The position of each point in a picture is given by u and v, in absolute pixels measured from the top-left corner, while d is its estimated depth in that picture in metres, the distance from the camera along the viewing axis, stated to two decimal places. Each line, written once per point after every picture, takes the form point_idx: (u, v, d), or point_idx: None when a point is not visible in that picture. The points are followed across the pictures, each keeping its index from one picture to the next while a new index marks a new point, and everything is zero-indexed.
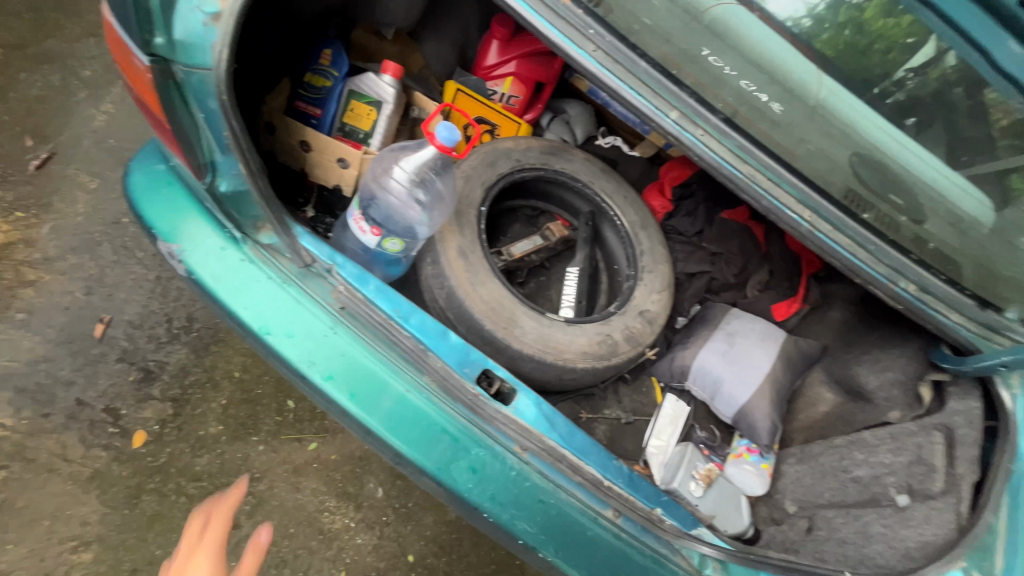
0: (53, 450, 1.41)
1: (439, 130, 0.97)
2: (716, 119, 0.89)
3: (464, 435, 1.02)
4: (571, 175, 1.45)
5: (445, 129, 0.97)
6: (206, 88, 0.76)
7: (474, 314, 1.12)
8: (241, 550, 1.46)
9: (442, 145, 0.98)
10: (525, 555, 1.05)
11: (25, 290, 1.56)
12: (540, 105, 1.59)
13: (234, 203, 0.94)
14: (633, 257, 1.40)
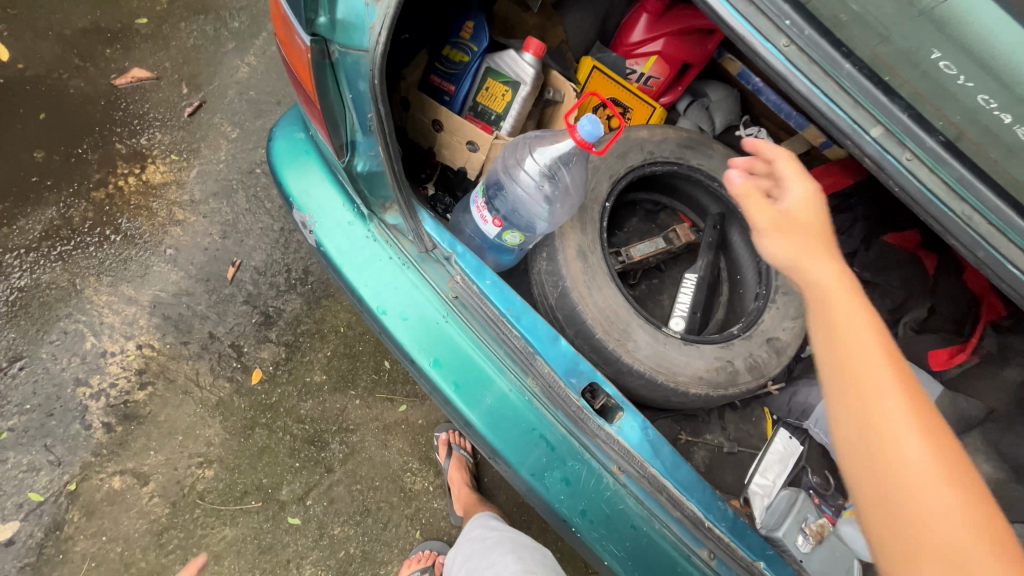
0: (188, 375, 1.59)
1: (582, 124, 0.88)
2: (931, 141, 0.71)
3: (561, 445, 0.99)
4: (708, 174, 1.31)
5: (588, 122, 0.88)
6: (360, 70, 0.74)
7: (587, 320, 1.06)
8: (332, 493, 1.57)
9: (581, 141, 0.89)
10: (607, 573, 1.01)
11: (174, 227, 1.73)
12: (679, 87, 1.45)
13: (368, 181, 0.94)
14: (766, 273, 1.24)
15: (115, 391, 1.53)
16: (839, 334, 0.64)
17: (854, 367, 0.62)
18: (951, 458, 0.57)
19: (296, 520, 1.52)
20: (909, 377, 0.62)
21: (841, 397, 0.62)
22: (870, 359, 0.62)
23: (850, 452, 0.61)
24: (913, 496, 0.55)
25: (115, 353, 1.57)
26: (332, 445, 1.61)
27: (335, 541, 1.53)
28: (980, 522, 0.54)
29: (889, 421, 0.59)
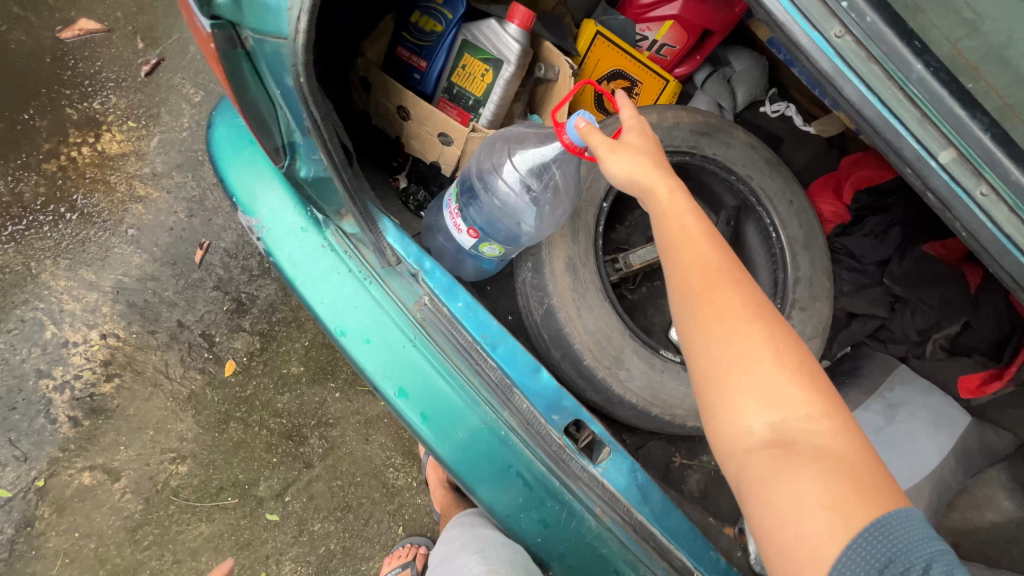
0: (157, 366, 1.50)
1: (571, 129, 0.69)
2: (1017, 170, 0.55)
3: (540, 484, 0.89)
4: (725, 165, 1.12)
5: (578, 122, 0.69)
6: (281, 62, 0.57)
7: (575, 344, 0.94)
8: (312, 489, 1.52)
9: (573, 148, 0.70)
10: None
11: (135, 205, 1.59)
12: (698, 57, 1.25)
13: (316, 189, 0.78)
14: (783, 285, 1.10)
15: (80, 383, 1.46)
16: (664, 207, 0.62)
17: (679, 239, 0.60)
18: (767, 315, 0.57)
19: (274, 517, 1.48)
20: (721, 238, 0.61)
21: (673, 272, 0.59)
22: (692, 232, 0.60)
23: (688, 330, 0.58)
24: (736, 353, 0.54)
25: (78, 343, 1.48)
26: (311, 440, 1.54)
27: (315, 537, 1.50)
28: (793, 362, 0.54)
29: (708, 287, 0.57)
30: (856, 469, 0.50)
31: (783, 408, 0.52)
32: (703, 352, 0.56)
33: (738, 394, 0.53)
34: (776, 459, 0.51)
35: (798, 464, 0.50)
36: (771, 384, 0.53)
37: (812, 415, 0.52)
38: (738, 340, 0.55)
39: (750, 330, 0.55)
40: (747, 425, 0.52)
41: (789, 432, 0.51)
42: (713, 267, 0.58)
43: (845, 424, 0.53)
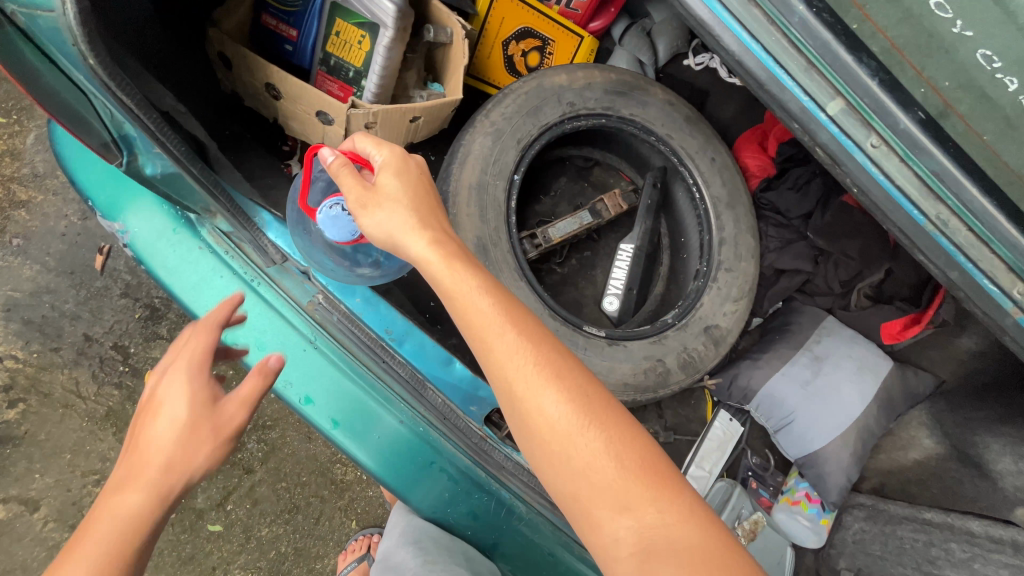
0: (67, 386, 1.38)
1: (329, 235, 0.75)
2: (903, 118, 0.52)
3: (465, 478, 0.86)
4: (643, 126, 1.06)
5: (328, 231, 0.73)
6: (65, 43, 0.48)
7: None
8: (255, 495, 1.46)
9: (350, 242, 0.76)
10: None
11: (17, 211, 1.43)
12: (613, 10, 1.19)
13: (170, 187, 0.69)
14: (707, 247, 1.07)
15: None
16: (464, 307, 0.55)
17: (488, 340, 0.54)
18: (595, 407, 0.53)
19: (217, 527, 1.43)
20: (535, 324, 0.56)
21: (496, 382, 0.54)
22: (499, 332, 0.54)
23: (527, 445, 0.54)
24: (577, 466, 0.51)
25: None
26: (249, 445, 1.46)
27: (263, 542, 1.45)
28: (634, 459, 0.51)
29: (530, 393, 0.52)
30: (714, 556, 0.48)
31: (635, 513, 0.49)
32: (550, 467, 0.52)
33: (592, 506, 0.50)
34: (641, 567, 0.47)
35: (660, 569, 0.46)
36: (616, 488, 0.50)
37: (661, 508, 0.49)
38: (573, 448, 0.51)
39: (580, 435, 0.51)
40: (607, 533, 0.49)
41: (648, 536, 0.48)
42: (533, 368, 0.53)
43: (698, 512, 0.50)
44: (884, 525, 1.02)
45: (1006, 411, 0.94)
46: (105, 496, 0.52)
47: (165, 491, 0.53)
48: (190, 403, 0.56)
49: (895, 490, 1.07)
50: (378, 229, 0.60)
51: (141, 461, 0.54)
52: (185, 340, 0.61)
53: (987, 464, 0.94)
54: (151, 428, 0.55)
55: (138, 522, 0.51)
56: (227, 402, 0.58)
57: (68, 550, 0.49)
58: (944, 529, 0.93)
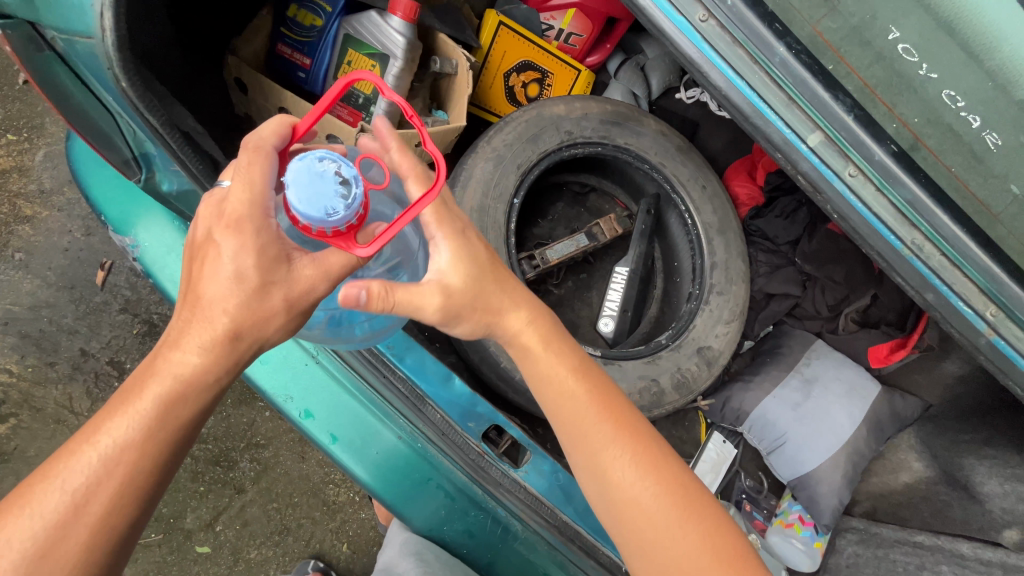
0: (60, 402, 1.38)
1: (291, 203, 0.48)
2: (879, 152, 0.56)
3: (461, 495, 0.86)
4: (638, 155, 1.11)
5: (297, 190, 0.47)
6: (99, 66, 0.51)
7: (490, 347, 0.92)
8: (246, 515, 1.44)
9: (315, 231, 0.50)
10: None
11: (21, 226, 1.45)
12: (608, 46, 1.25)
13: (186, 204, 0.72)
14: (699, 271, 1.11)
15: None
16: (558, 398, 0.60)
17: (584, 428, 0.59)
18: (678, 490, 0.59)
19: (205, 549, 1.41)
20: (624, 409, 0.61)
21: (589, 467, 0.60)
22: (594, 424, 0.59)
23: (617, 525, 0.59)
24: (669, 553, 0.56)
25: None
26: (241, 464, 1.45)
27: (252, 564, 1.43)
28: (718, 546, 0.57)
29: (625, 482, 0.58)
30: None
31: None
32: (642, 549, 0.57)
33: None
34: None
35: None
36: None
37: None
38: (666, 535, 0.57)
39: (671, 524, 0.57)
40: None
41: None
42: (628, 459, 0.59)
43: None
44: (877, 548, 1.02)
45: (990, 433, 0.97)
46: (163, 348, 0.49)
47: (218, 365, 0.49)
48: (258, 256, 0.49)
49: (887, 513, 1.08)
50: (474, 320, 0.59)
51: (195, 324, 0.49)
52: (243, 163, 0.51)
53: (975, 486, 0.95)
54: (206, 282, 0.48)
55: (186, 394, 0.49)
56: (298, 258, 0.51)
57: (106, 413, 0.47)
58: (935, 551, 0.94)
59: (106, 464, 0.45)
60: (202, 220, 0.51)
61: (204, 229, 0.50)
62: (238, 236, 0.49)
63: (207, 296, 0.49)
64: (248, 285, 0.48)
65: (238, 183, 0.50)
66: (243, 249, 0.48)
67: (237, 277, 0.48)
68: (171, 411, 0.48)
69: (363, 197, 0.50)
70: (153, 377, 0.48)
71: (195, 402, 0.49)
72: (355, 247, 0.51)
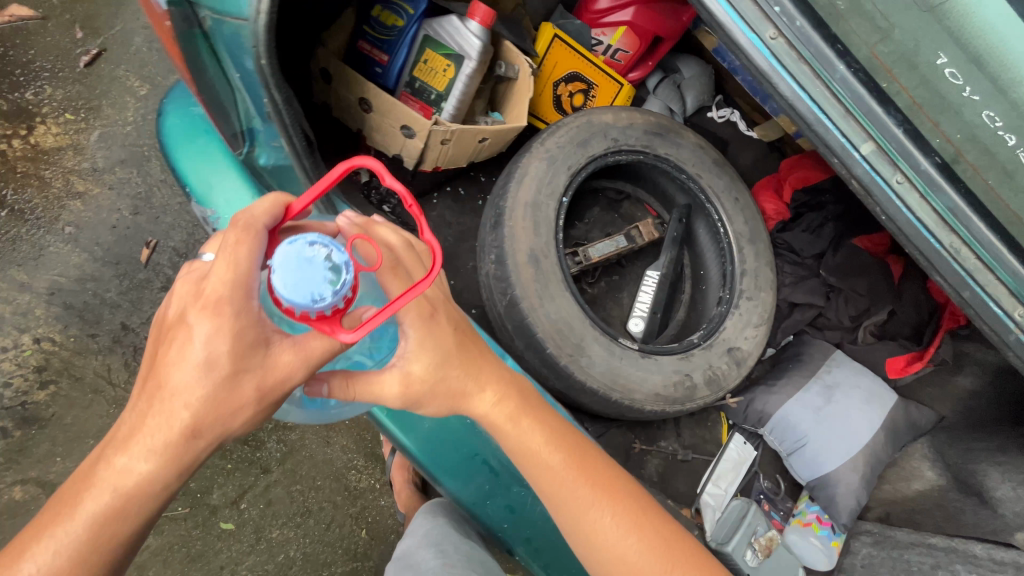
0: (98, 372, 1.41)
1: (277, 286, 0.48)
2: (925, 163, 0.63)
3: (506, 470, 0.91)
4: (676, 165, 1.18)
5: (288, 274, 0.48)
6: (241, 44, 0.58)
7: (537, 333, 0.96)
8: (270, 495, 1.47)
9: (298, 314, 0.50)
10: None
11: (72, 201, 1.50)
12: (649, 63, 1.31)
13: (277, 177, 0.78)
14: (729, 276, 1.17)
15: (10, 390, 1.36)
16: (536, 467, 0.66)
17: (565, 493, 0.66)
18: (656, 538, 0.67)
19: (229, 525, 1.43)
20: (597, 470, 0.68)
21: (571, 528, 0.67)
22: (574, 489, 0.66)
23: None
24: None
25: (8, 348, 1.39)
26: (268, 445, 1.48)
27: (273, 544, 1.45)
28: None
29: (609, 539, 0.65)
30: None
31: None
32: None
33: None
34: None
35: None
36: None
37: None
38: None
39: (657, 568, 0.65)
40: None
41: None
42: (609, 516, 0.66)
43: None
44: (892, 549, 1.07)
45: (1002, 443, 1.05)
46: (114, 451, 0.50)
47: (168, 473, 0.51)
48: (234, 340, 0.49)
49: (899, 518, 1.13)
50: (436, 403, 0.61)
51: (150, 424, 0.50)
52: (233, 238, 0.51)
53: (987, 492, 1.01)
54: (165, 381, 0.49)
55: (132, 502, 0.50)
56: (277, 343, 0.51)
57: (49, 520, 0.49)
58: (950, 552, 0.98)
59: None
60: (178, 299, 0.51)
61: (179, 310, 0.50)
62: (213, 319, 0.48)
63: (165, 398, 0.49)
64: (218, 372, 0.49)
65: (220, 264, 0.49)
66: (215, 335, 0.48)
67: (208, 362, 0.49)
68: (118, 518, 0.49)
69: (353, 281, 0.51)
70: (98, 482, 0.49)
71: (140, 508, 0.50)
72: (338, 333, 0.51)
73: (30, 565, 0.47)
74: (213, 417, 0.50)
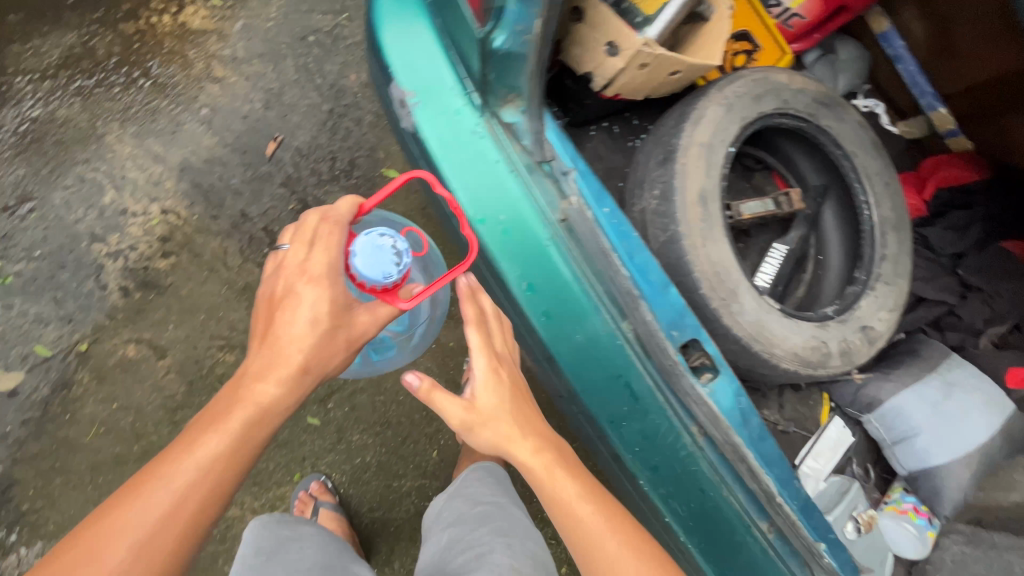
0: (215, 253, 1.45)
1: (358, 267, 0.77)
2: None
3: (646, 397, 0.93)
4: (835, 140, 1.17)
5: (366, 259, 0.77)
6: None
7: (694, 273, 0.96)
8: (355, 401, 1.51)
9: (369, 286, 0.78)
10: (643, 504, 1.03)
11: (211, 84, 1.53)
12: (817, 36, 1.31)
13: (502, 65, 0.79)
14: (864, 260, 1.17)
15: (135, 255, 1.41)
16: (568, 515, 0.79)
17: (592, 545, 0.77)
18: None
19: (315, 421, 1.48)
20: (623, 525, 0.79)
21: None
22: (604, 538, 0.77)
23: None
24: None
25: (138, 214, 1.43)
26: None
27: (352, 447, 1.50)
28: None
29: None
30: None
31: None
32: None
33: None
34: None
35: None
36: None
37: None
38: None
39: None
40: None
41: None
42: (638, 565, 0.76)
43: None
44: (988, 549, 1.04)
45: None
46: (252, 379, 0.74)
47: (291, 393, 0.75)
48: (331, 304, 0.76)
49: None
50: (488, 436, 0.83)
51: (277, 358, 0.75)
52: (325, 231, 0.80)
53: None
54: (290, 327, 0.75)
55: (264, 416, 0.73)
56: (357, 308, 0.79)
57: (211, 422, 0.71)
58: None
59: (212, 458, 0.69)
60: (289, 279, 0.78)
61: (289, 286, 0.77)
62: (318, 288, 0.76)
63: (285, 344, 0.75)
64: (323, 325, 0.76)
65: (321, 250, 0.79)
66: (320, 300, 0.76)
67: (313, 320, 0.75)
68: (265, 420, 0.73)
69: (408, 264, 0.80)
70: (244, 400, 0.73)
71: (270, 421, 0.74)
72: (396, 302, 0.80)
73: (194, 458, 0.69)
74: (317, 356, 0.76)
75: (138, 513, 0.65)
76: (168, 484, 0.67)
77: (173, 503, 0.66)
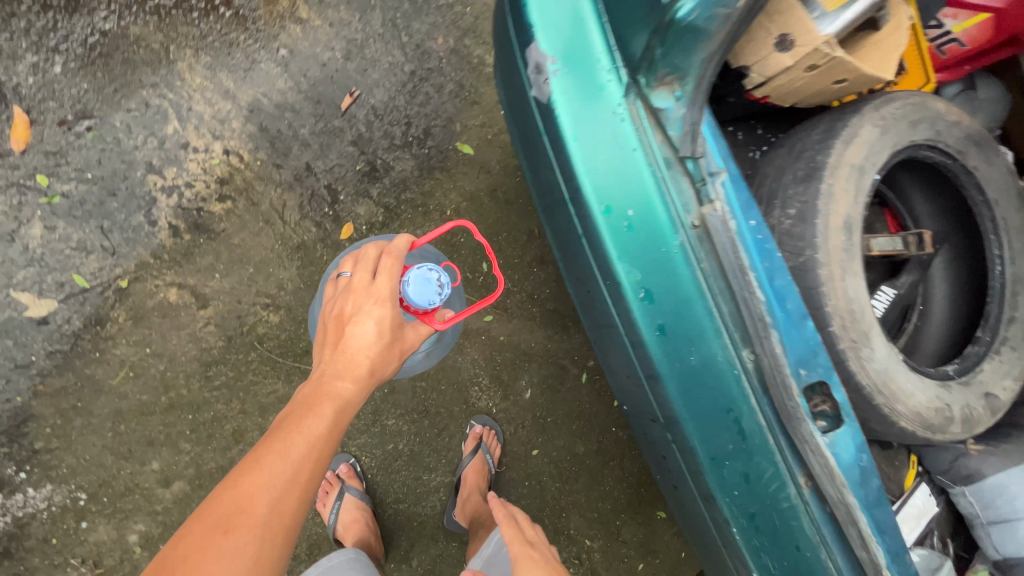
0: (273, 204, 1.35)
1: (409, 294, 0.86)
2: None
3: (756, 438, 0.82)
4: (978, 184, 1.06)
5: (416, 288, 0.86)
6: None
7: (827, 307, 0.85)
8: (395, 383, 1.41)
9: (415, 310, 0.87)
10: (725, 545, 0.94)
11: (292, 24, 1.41)
12: (967, 67, 1.21)
13: (682, 40, 0.73)
14: (987, 320, 1.07)
15: (190, 193, 1.32)
16: None
17: None
18: None
19: None
20: None
21: None
22: None
23: None
24: None
25: (198, 150, 1.34)
26: None
27: (386, 431, 1.41)
28: None
29: None
30: None
31: None
32: None
33: None
34: None
35: None
36: None
37: None
38: None
39: None
40: None
41: None
42: None
43: None
44: None
45: None
46: (329, 379, 0.80)
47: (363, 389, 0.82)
48: (392, 321, 0.83)
49: None
50: None
51: (350, 362, 0.82)
52: (384, 264, 0.85)
53: None
54: (358, 336, 0.82)
55: (344, 409, 0.81)
56: (411, 326, 0.87)
57: (302, 417, 0.77)
58: None
59: (310, 443, 0.75)
60: (354, 299, 0.84)
61: (356, 305, 0.83)
62: (382, 308, 0.83)
63: (352, 351, 0.82)
64: (386, 338, 0.83)
65: (383, 275, 0.84)
66: (383, 317, 0.82)
67: (379, 333, 0.82)
68: (340, 415, 0.80)
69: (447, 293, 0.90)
70: (325, 396, 0.79)
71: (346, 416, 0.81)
72: (433, 324, 0.89)
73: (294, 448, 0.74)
74: (381, 362, 0.84)
75: (251, 496, 0.68)
76: (274, 469, 0.71)
77: (290, 475, 0.72)
